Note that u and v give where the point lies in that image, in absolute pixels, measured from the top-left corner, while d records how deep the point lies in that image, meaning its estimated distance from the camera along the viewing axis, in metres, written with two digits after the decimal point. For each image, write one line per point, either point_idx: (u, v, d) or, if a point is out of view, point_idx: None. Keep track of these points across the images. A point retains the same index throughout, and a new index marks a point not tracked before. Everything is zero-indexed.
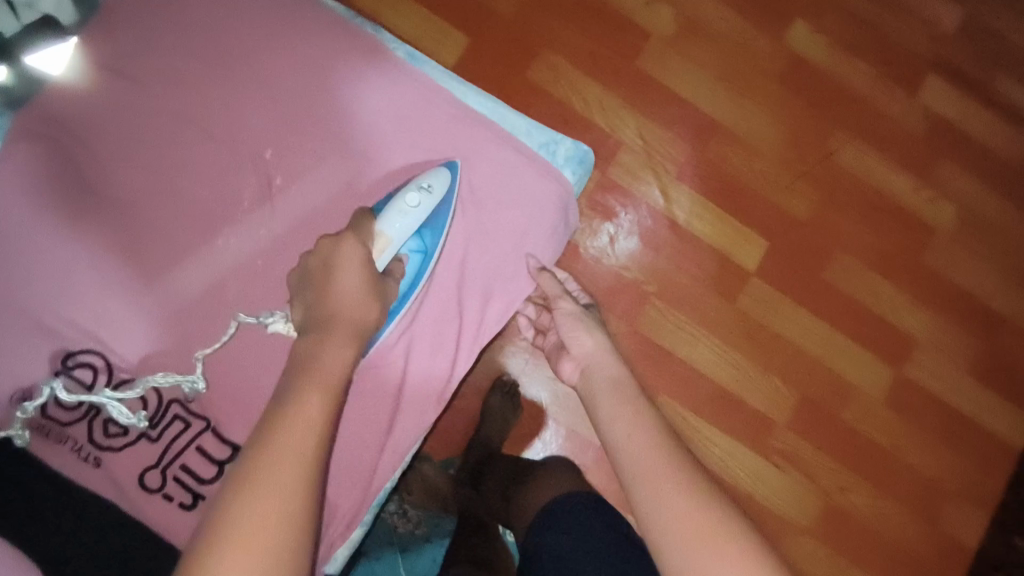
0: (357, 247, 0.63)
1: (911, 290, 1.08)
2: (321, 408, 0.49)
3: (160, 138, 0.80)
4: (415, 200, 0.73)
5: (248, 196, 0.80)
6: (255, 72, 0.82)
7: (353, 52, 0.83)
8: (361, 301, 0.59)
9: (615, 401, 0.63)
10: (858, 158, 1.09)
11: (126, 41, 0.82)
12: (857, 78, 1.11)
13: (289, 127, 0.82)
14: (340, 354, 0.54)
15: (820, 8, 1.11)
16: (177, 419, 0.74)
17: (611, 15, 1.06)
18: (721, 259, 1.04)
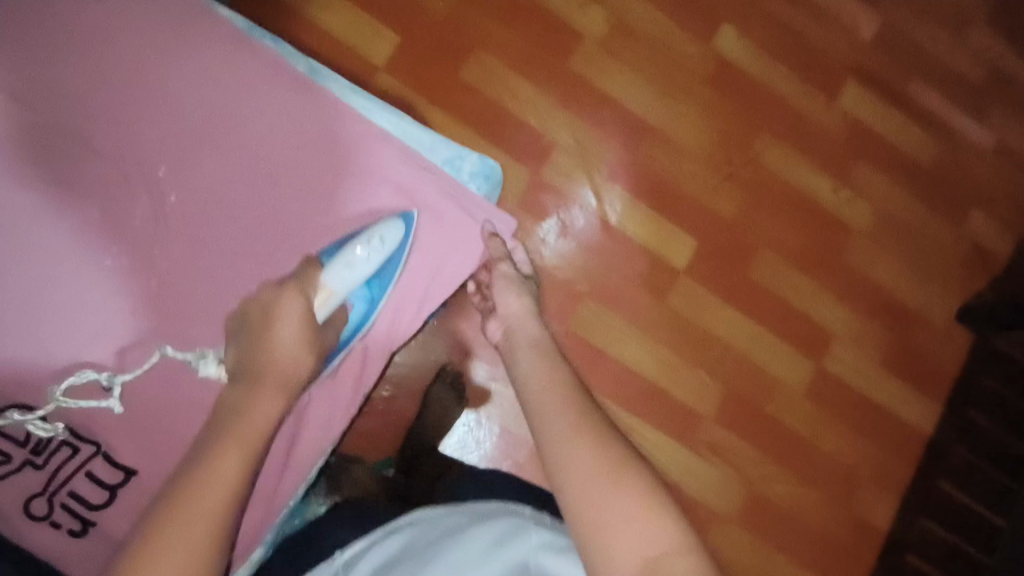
0: (296, 303, 0.70)
1: (829, 287, 1.13)
2: (238, 459, 0.57)
3: (62, 162, 0.83)
4: (364, 254, 0.78)
5: (143, 212, 0.83)
6: (158, 95, 0.86)
7: (256, 70, 0.87)
8: (293, 361, 0.67)
9: (536, 363, 0.69)
10: (781, 159, 1.13)
11: (51, 70, 0.84)
12: (781, 83, 1.14)
13: (195, 148, 0.86)
14: (265, 409, 0.62)
15: (745, 13, 1.14)
16: (65, 446, 0.76)
17: (543, 15, 1.06)
18: (651, 258, 1.07)
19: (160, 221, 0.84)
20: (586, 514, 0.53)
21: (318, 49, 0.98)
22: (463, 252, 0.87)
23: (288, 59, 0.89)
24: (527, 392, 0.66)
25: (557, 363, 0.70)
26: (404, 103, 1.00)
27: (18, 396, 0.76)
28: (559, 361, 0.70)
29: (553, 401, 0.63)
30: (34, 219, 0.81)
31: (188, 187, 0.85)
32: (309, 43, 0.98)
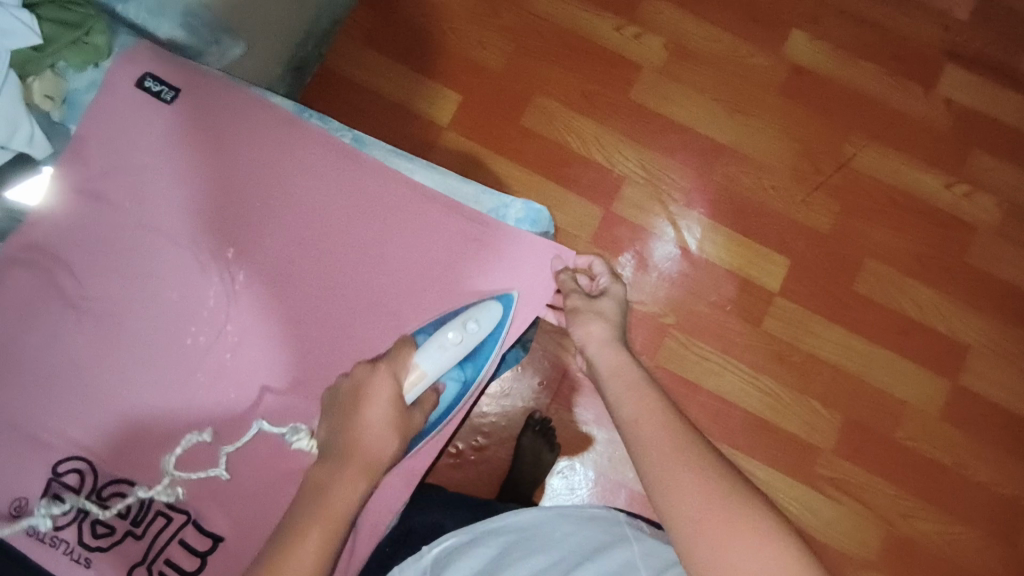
0: (386, 384, 0.59)
1: (955, 294, 1.01)
2: (318, 544, 0.49)
3: (114, 244, 0.70)
4: (457, 338, 0.65)
5: (212, 299, 0.69)
6: (192, 158, 0.72)
7: (277, 128, 0.73)
8: (382, 442, 0.56)
9: (628, 393, 0.59)
10: (877, 161, 1.04)
11: (94, 157, 0.71)
12: (866, 80, 1.06)
13: (235, 216, 0.71)
14: (345, 493, 0.52)
15: (817, 14, 1.08)
16: (160, 514, 0.65)
17: (600, 52, 1.06)
18: (740, 282, 1.01)
19: (227, 307, 0.69)
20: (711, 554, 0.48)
21: (386, 119, 1.04)
22: (531, 300, 0.72)
23: (332, 132, 0.76)
24: (622, 420, 0.58)
25: (649, 386, 0.60)
26: (471, 158, 1.03)
27: (107, 470, 0.66)
28: (652, 385, 0.60)
29: (656, 430, 0.55)
30: (93, 331, 0.68)
31: (252, 261, 0.71)
32: (378, 115, 1.04)
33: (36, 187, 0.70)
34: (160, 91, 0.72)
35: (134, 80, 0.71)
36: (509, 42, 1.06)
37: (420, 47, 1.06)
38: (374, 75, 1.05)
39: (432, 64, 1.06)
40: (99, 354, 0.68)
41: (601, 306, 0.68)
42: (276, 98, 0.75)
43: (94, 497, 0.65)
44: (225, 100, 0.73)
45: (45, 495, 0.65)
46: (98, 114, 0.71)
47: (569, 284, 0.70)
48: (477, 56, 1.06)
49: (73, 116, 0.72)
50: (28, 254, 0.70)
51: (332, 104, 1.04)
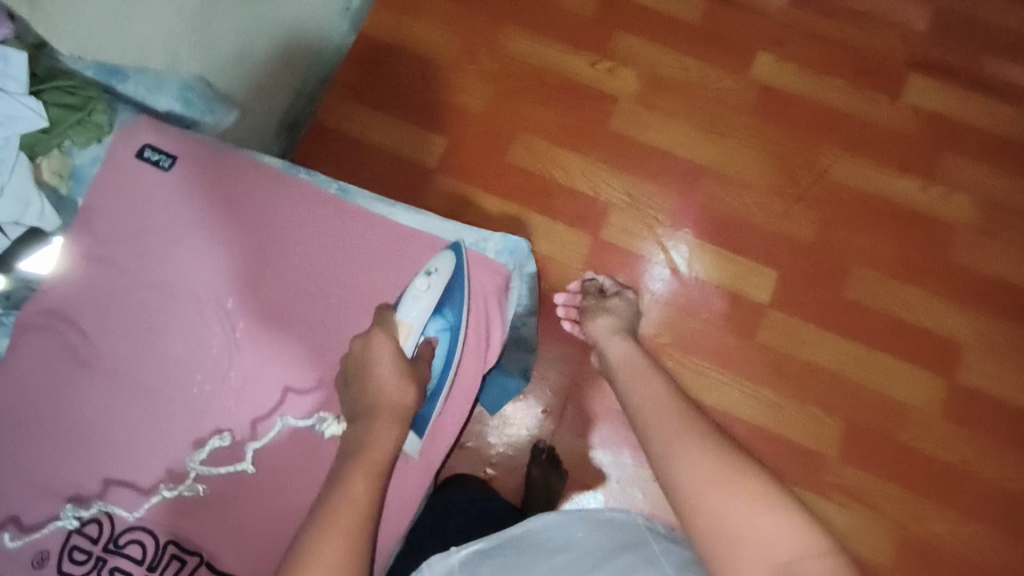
0: (386, 343, 0.66)
1: (943, 292, 1.03)
2: (366, 479, 0.56)
3: (121, 302, 0.73)
4: (426, 284, 0.71)
5: (214, 347, 0.72)
6: (191, 216, 0.76)
7: (268, 183, 0.77)
8: (400, 392, 0.63)
9: (642, 380, 0.69)
10: (853, 169, 1.08)
11: (101, 226, 0.75)
12: (833, 95, 1.10)
13: (237, 267, 0.75)
14: (383, 442, 0.59)
15: (781, 36, 1.13)
16: (174, 557, 0.67)
17: (576, 88, 1.11)
18: (731, 297, 1.03)
19: (229, 355, 0.72)
20: (702, 521, 0.50)
21: (378, 167, 1.08)
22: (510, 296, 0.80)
23: (318, 183, 0.79)
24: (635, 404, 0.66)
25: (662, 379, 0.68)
26: (462, 197, 1.07)
27: (123, 519, 0.68)
28: (661, 377, 0.69)
29: (664, 410, 0.62)
30: (106, 389, 0.71)
31: (253, 309, 0.74)
32: (369, 162, 1.08)
33: (48, 258, 0.74)
34: (159, 160, 0.76)
35: (133, 152, 0.76)
36: (489, 85, 1.11)
37: (404, 97, 1.11)
38: (362, 126, 1.10)
39: (417, 112, 1.10)
40: (114, 411, 0.70)
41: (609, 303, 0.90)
42: (265, 157, 0.79)
43: (112, 545, 0.67)
44: (220, 163, 0.77)
45: (65, 547, 0.67)
46: (102, 186, 0.75)
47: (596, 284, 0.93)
48: (460, 101, 1.11)
49: (79, 189, 0.76)
50: (49, 318, 0.72)
51: (324, 156, 1.09)
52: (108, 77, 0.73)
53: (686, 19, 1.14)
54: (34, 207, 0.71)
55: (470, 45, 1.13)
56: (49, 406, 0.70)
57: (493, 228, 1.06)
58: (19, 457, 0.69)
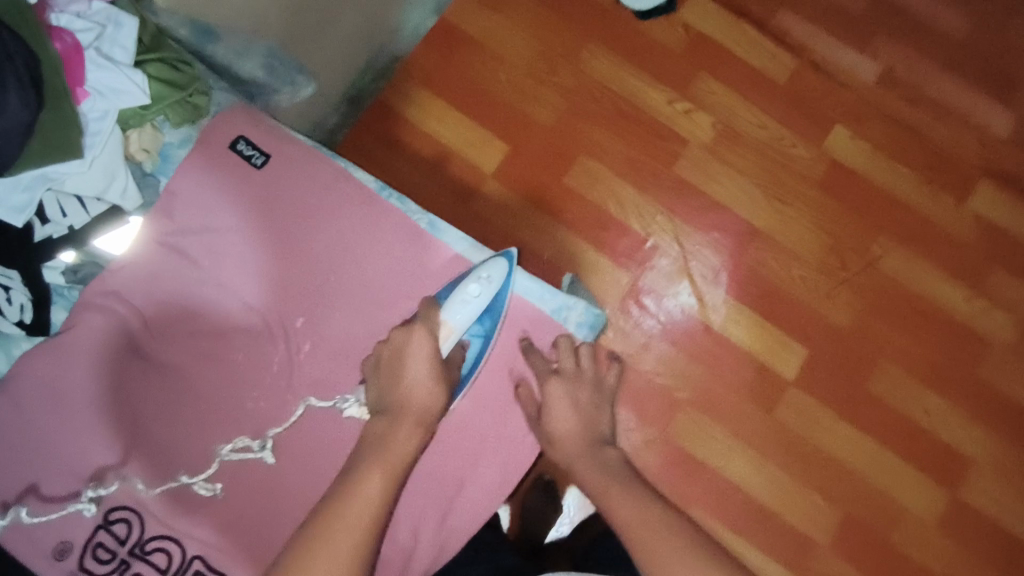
0: (426, 340, 0.64)
1: (964, 405, 1.03)
2: (384, 478, 0.54)
3: (189, 298, 0.70)
4: (476, 291, 0.69)
5: (275, 363, 0.70)
6: (271, 222, 0.73)
7: (355, 201, 0.74)
8: (431, 393, 0.62)
9: (619, 492, 0.62)
10: (904, 264, 1.06)
11: (182, 212, 0.71)
12: (901, 184, 1.09)
13: (311, 285, 0.72)
14: (406, 442, 0.58)
15: (862, 113, 1.11)
16: (197, 575, 0.63)
17: (648, 122, 1.08)
18: (758, 366, 1.02)
19: (290, 371, 0.70)
20: None
21: (435, 161, 1.06)
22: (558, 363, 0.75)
23: (407, 213, 0.74)
24: (614, 517, 0.60)
25: (646, 493, 0.62)
26: (513, 209, 1.05)
27: (153, 525, 0.64)
28: (646, 491, 0.63)
29: (665, 535, 0.56)
30: (158, 385, 0.68)
31: (319, 331, 0.71)
32: (426, 154, 1.06)
33: (123, 237, 0.70)
34: (251, 156, 0.73)
35: (228, 141, 0.72)
36: (563, 100, 1.08)
37: (474, 93, 1.08)
38: (427, 116, 1.07)
39: (484, 111, 1.07)
40: (161, 407, 0.68)
41: (586, 378, 0.73)
42: (358, 172, 0.75)
43: (138, 550, 0.64)
44: (311, 172, 0.74)
45: (89, 542, 0.64)
46: (192, 172, 0.72)
47: (585, 353, 0.74)
48: (530, 110, 1.08)
49: (165, 168, 0.72)
50: (109, 299, 0.68)
51: (384, 138, 1.06)
52: (201, 39, 0.69)
53: (773, 75, 1.11)
54: (118, 184, 0.65)
55: (551, 54, 1.09)
56: (87, 391, 0.66)
57: (538, 248, 1.04)
58: (55, 440, 0.65)
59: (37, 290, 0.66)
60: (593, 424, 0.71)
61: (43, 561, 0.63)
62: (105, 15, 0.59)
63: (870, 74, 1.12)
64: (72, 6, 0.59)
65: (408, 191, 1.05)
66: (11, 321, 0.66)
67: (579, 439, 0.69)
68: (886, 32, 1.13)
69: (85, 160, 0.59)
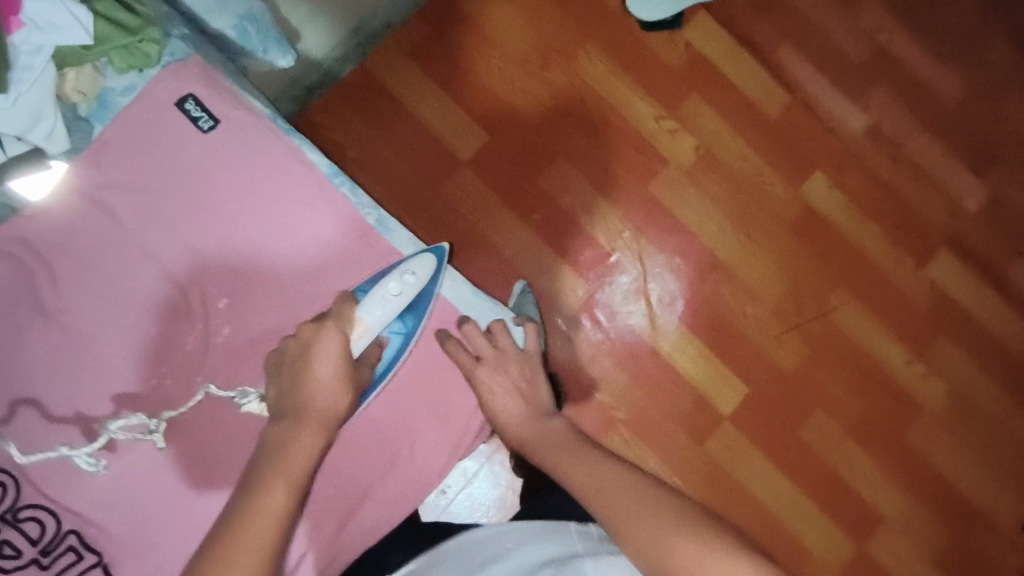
0: (336, 340, 0.63)
1: (885, 464, 1.06)
2: (288, 485, 0.52)
3: (106, 261, 0.70)
4: (397, 289, 0.70)
5: (190, 344, 0.71)
6: (205, 197, 0.72)
7: (300, 189, 0.74)
8: (335, 397, 0.60)
9: (580, 462, 0.62)
10: (854, 319, 1.08)
11: (111, 164, 0.70)
12: (866, 240, 1.10)
13: (237, 268, 0.72)
14: (309, 446, 0.56)
15: (842, 163, 1.11)
16: (71, 550, 0.66)
17: (633, 137, 1.07)
18: (697, 397, 1.03)
19: (204, 353, 0.71)
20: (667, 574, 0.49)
21: (411, 138, 1.03)
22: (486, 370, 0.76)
23: (357, 206, 0.75)
24: (577, 486, 0.60)
25: (606, 459, 0.62)
26: (482, 201, 1.03)
27: (32, 493, 0.66)
28: (608, 458, 0.62)
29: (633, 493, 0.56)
30: (65, 341, 0.68)
31: (241, 317, 0.72)
32: (403, 129, 1.03)
33: (42, 182, 0.69)
34: (199, 118, 0.72)
35: (174, 98, 0.71)
36: (552, 98, 1.06)
37: (462, 75, 1.04)
38: (409, 91, 1.03)
39: (470, 95, 1.04)
40: (67, 364, 0.68)
41: (508, 357, 0.74)
42: (312, 153, 0.74)
43: (10, 518, 0.65)
44: (260, 151, 0.73)
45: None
46: (131, 124, 0.71)
47: (499, 333, 0.75)
48: (516, 102, 1.05)
49: (101, 115, 0.70)
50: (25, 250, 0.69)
51: (361, 105, 1.02)
52: None
53: (764, 109, 1.10)
54: (44, 125, 0.61)
55: (547, 48, 1.06)
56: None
57: (501, 245, 1.02)
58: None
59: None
60: (533, 401, 0.72)
61: None
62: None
63: (857, 126, 1.12)
64: None
65: (378, 164, 1.02)
66: None
67: (521, 415, 0.70)
68: (880, 86, 1.13)
69: (9, 96, 0.56)
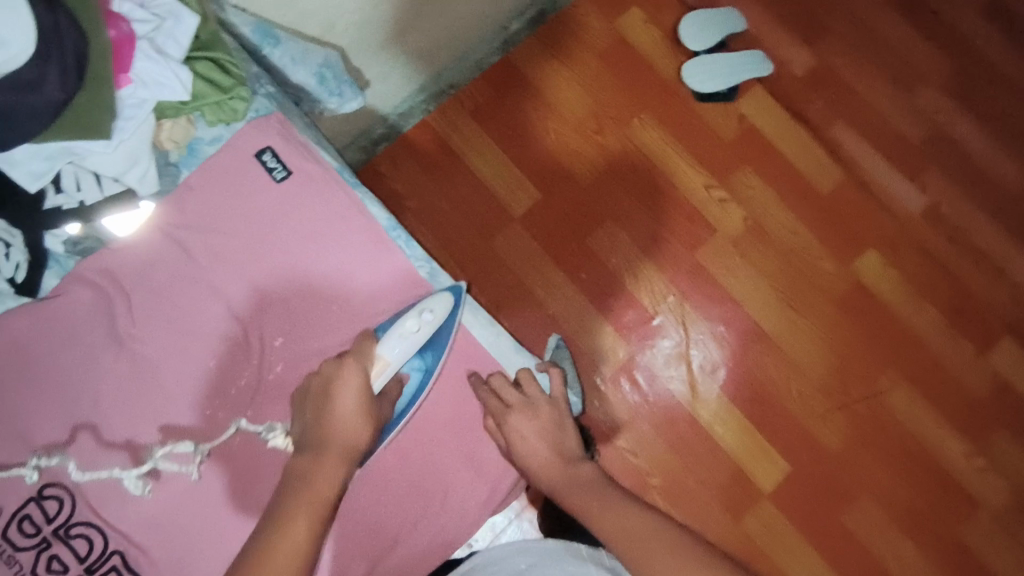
0: (356, 374, 0.60)
1: (938, 563, 0.99)
2: (309, 519, 0.50)
3: (175, 303, 0.65)
4: (415, 326, 0.64)
5: (243, 380, 0.65)
6: (273, 238, 0.68)
7: (364, 238, 0.69)
8: (356, 428, 0.57)
9: (608, 510, 0.57)
10: (906, 404, 1.04)
11: (195, 208, 0.67)
12: (921, 322, 1.07)
13: (301, 313, 0.67)
14: (331, 478, 0.54)
15: (897, 242, 1.09)
16: (114, 570, 0.61)
17: (682, 204, 1.08)
18: (736, 470, 1.00)
19: (253, 395, 0.66)
20: None
21: (465, 192, 1.07)
22: None
23: (412, 260, 0.71)
24: (602, 534, 0.56)
25: (631, 504, 0.58)
26: (529, 257, 1.05)
27: (85, 510, 0.61)
28: (636, 507, 0.58)
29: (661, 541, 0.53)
30: (124, 378, 0.63)
31: (295, 362, 0.66)
32: (460, 183, 1.07)
33: (131, 220, 0.66)
34: (274, 169, 0.69)
35: (254, 150, 0.68)
36: (604, 161, 1.09)
37: (518, 135, 1.09)
38: (467, 148, 1.08)
39: (525, 155, 1.08)
40: (125, 409, 0.63)
41: (540, 402, 0.68)
42: (374, 207, 0.71)
43: (61, 531, 0.61)
44: (326, 198, 0.69)
45: (17, 513, 0.60)
46: (213, 170, 0.67)
47: (528, 379, 0.69)
48: (569, 164, 1.08)
49: (189, 162, 0.67)
50: (109, 283, 0.65)
51: (421, 158, 1.07)
52: (260, 40, 0.67)
53: (817, 184, 1.10)
54: (138, 169, 0.61)
55: (602, 113, 1.10)
56: (58, 364, 0.63)
57: (545, 301, 1.04)
58: (16, 404, 0.63)
59: (35, 252, 0.63)
60: (560, 445, 0.67)
61: None
62: (167, 8, 0.56)
63: (914, 205, 1.10)
64: None
65: (433, 216, 1.06)
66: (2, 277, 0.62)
67: (550, 460, 0.65)
68: (939, 168, 1.12)
69: (111, 143, 0.56)
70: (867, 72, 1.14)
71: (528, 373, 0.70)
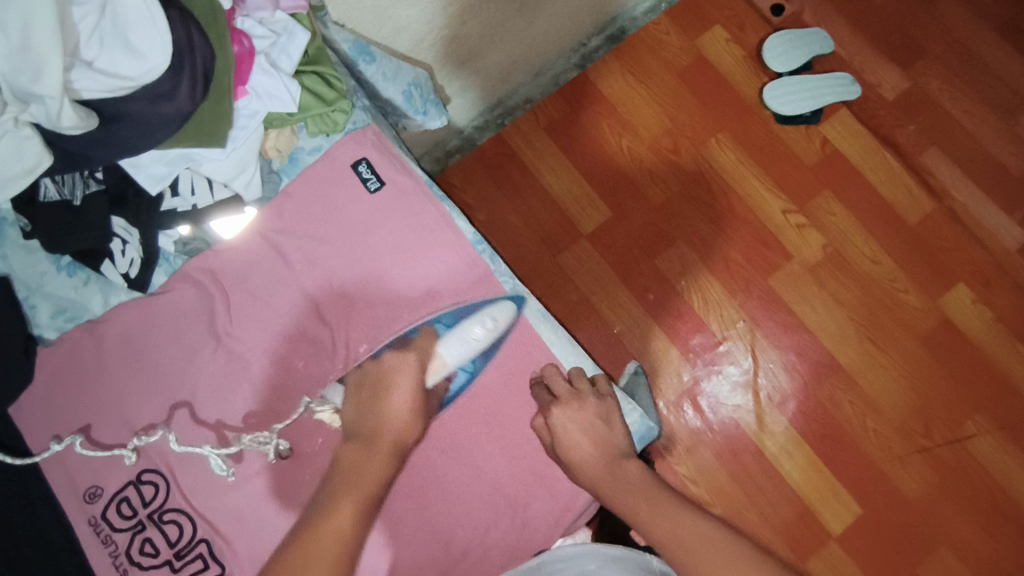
0: (413, 369, 0.59)
1: None
2: (355, 505, 0.48)
3: (270, 305, 0.68)
4: (480, 335, 0.64)
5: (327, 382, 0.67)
6: (363, 246, 0.70)
7: (449, 251, 0.70)
8: (408, 422, 0.56)
9: (661, 513, 0.53)
10: (994, 452, 0.97)
11: (292, 214, 0.70)
12: (1015, 366, 1.00)
13: (388, 322, 0.68)
14: (380, 470, 0.52)
15: (990, 279, 1.03)
16: (200, 558, 0.63)
17: (758, 228, 1.05)
18: (804, 508, 0.96)
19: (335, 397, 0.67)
20: None
21: (537, 206, 1.07)
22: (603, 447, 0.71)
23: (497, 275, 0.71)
24: (655, 539, 0.52)
25: (687, 509, 0.53)
26: (597, 274, 1.04)
27: (176, 497, 0.65)
28: (692, 512, 0.53)
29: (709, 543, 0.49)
30: (218, 372, 0.67)
31: None
32: (532, 197, 1.08)
33: (235, 224, 0.69)
34: (368, 180, 0.71)
35: (350, 161, 0.71)
36: (678, 180, 1.07)
37: (592, 151, 1.09)
38: (541, 162, 1.08)
39: (598, 171, 1.08)
40: (216, 401, 0.66)
41: (587, 396, 0.65)
42: (459, 220, 0.72)
43: (155, 516, 0.64)
44: (416, 210, 0.71)
45: (117, 495, 0.65)
46: (311, 180, 0.71)
47: (579, 375, 0.68)
48: (643, 184, 1.07)
49: (290, 170, 0.71)
50: (210, 282, 0.68)
51: (494, 171, 1.09)
52: (357, 57, 0.70)
53: (903, 213, 1.05)
54: (245, 176, 0.65)
55: (677, 132, 1.09)
56: (160, 356, 0.67)
57: (611, 319, 1.03)
58: (120, 391, 0.67)
59: (148, 251, 0.67)
60: (607, 439, 0.62)
61: (72, 503, 0.65)
62: (282, 24, 0.58)
63: (1011, 241, 1.04)
64: (257, 10, 0.57)
65: (502, 228, 1.07)
66: (118, 271, 0.67)
67: (597, 455, 0.60)
68: None
69: (224, 151, 0.59)
70: (964, 99, 1.08)
71: (576, 373, 0.68)
